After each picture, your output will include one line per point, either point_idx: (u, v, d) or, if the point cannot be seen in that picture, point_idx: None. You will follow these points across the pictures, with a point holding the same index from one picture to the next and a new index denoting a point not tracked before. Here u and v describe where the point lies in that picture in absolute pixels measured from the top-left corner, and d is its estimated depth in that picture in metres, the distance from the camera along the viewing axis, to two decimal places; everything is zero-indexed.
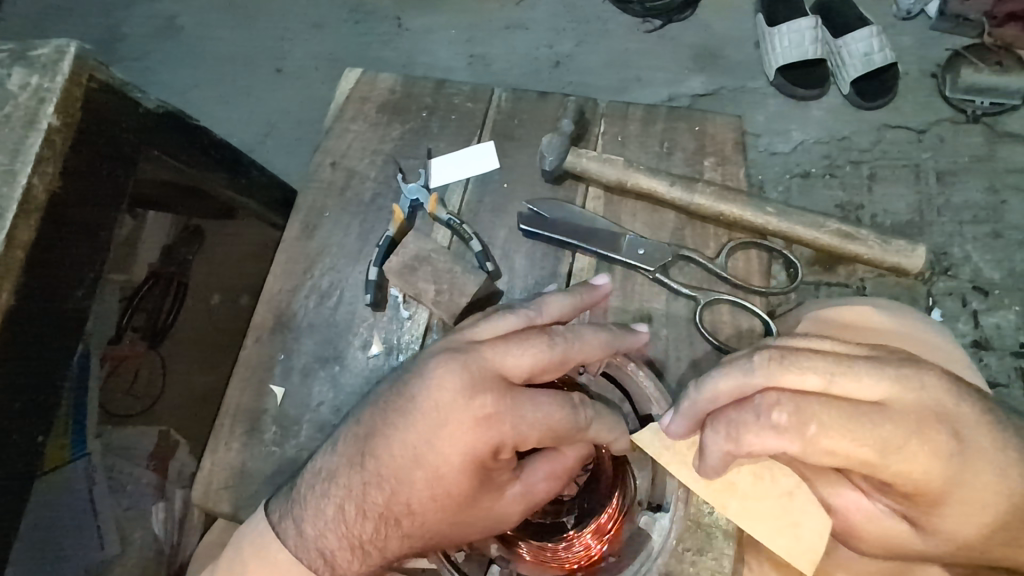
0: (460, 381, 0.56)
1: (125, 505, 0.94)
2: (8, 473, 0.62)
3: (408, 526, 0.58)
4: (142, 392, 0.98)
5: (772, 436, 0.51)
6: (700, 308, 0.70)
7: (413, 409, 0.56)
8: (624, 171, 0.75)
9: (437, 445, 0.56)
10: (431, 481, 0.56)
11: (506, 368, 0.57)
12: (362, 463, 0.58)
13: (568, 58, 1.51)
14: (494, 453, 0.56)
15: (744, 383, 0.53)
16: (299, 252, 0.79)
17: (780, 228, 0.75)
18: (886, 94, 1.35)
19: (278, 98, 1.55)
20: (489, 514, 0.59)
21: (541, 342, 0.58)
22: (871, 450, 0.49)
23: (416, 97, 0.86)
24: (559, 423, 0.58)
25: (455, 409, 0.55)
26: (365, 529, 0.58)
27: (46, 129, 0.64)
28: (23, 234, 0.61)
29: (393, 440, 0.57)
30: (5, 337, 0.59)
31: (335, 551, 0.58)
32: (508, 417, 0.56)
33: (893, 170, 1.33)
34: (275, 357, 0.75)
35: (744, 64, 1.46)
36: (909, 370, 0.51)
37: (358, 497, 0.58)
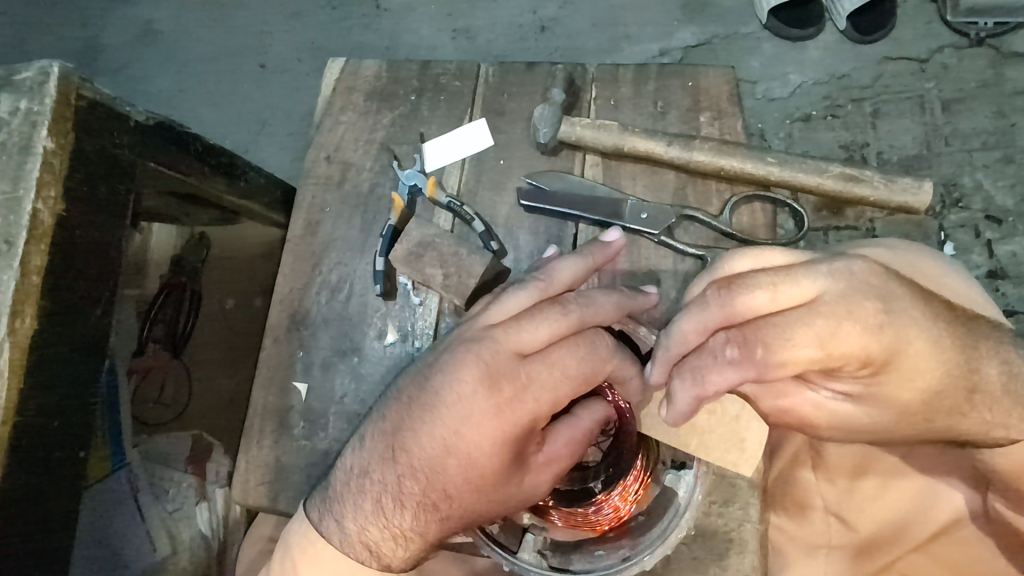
0: (478, 372, 0.58)
1: (170, 509, 0.95)
2: (58, 492, 0.64)
3: (446, 510, 0.60)
4: (171, 399, 1.04)
5: (731, 369, 0.53)
6: (707, 266, 0.69)
7: (437, 403, 0.59)
8: (620, 135, 0.74)
9: (465, 432, 0.58)
10: (464, 462, 0.59)
11: (523, 345, 0.60)
12: (393, 458, 0.60)
13: (554, 22, 1.47)
14: (523, 426, 0.58)
15: (704, 318, 0.54)
16: (305, 250, 0.80)
17: (783, 178, 0.72)
18: (885, 26, 1.31)
19: (265, 94, 1.54)
20: (521, 490, 0.60)
21: (556, 311, 0.60)
22: (816, 348, 0.51)
23: (403, 82, 0.85)
24: (579, 369, 0.59)
25: (478, 394, 0.58)
26: (405, 517, 0.60)
27: (43, 154, 0.64)
28: (36, 259, 0.62)
29: (421, 432, 0.59)
30: (34, 360, 0.61)
31: (379, 541, 0.61)
32: (528, 395, 0.58)
33: (897, 104, 1.29)
34: (295, 354, 0.77)
35: (734, 9, 1.42)
36: (840, 265, 0.54)
37: (394, 490, 0.60)
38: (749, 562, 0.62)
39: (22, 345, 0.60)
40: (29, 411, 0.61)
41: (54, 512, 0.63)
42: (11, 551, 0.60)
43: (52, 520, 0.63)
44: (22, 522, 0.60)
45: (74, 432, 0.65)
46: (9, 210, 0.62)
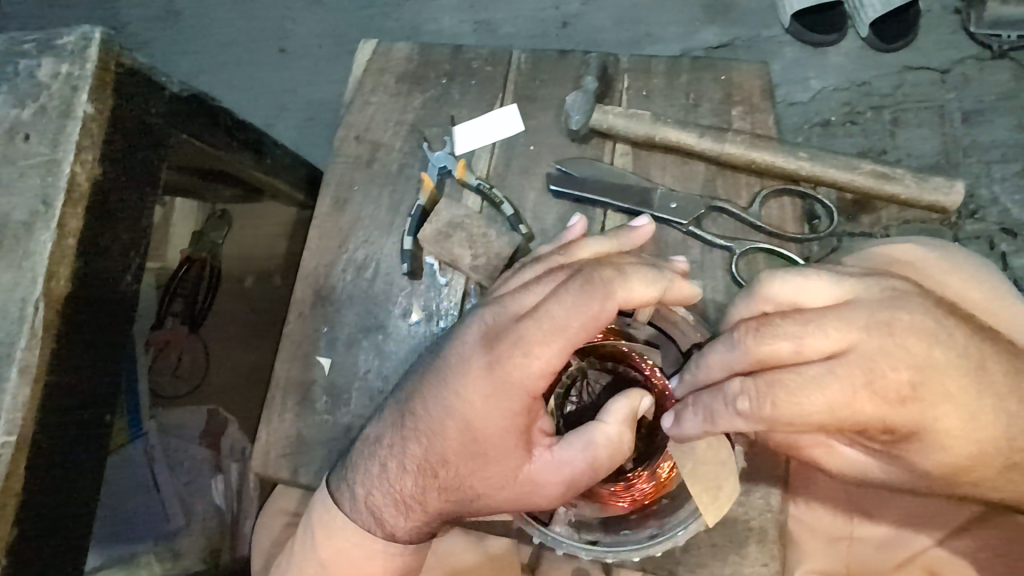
0: (480, 334, 0.59)
1: (184, 480, 0.96)
2: (85, 458, 0.63)
3: (445, 480, 0.61)
4: (187, 373, 1.05)
5: (741, 421, 0.52)
6: (735, 258, 0.70)
7: (443, 368, 0.60)
8: (652, 125, 0.74)
9: (465, 397, 0.58)
10: (463, 431, 0.59)
11: (526, 306, 0.59)
12: (398, 422, 0.62)
13: (576, 18, 1.48)
14: (520, 400, 0.57)
15: (728, 356, 0.53)
16: (332, 227, 0.81)
17: (814, 173, 0.71)
18: (908, 34, 1.31)
19: (286, 78, 1.54)
20: (517, 470, 0.59)
21: (562, 274, 0.60)
22: (826, 416, 0.49)
23: (434, 65, 0.86)
24: (574, 316, 0.55)
25: (475, 356, 0.58)
26: (406, 483, 0.62)
27: (82, 118, 0.64)
28: (72, 222, 0.62)
29: (424, 397, 0.61)
30: (68, 323, 0.62)
31: (381, 507, 0.63)
32: (520, 352, 0.56)
33: (917, 113, 1.30)
34: (319, 330, 0.78)
35: (757, 12, 1.42)
36: (882, 321, 0.50)
37: (398, 454, 0.62)
38: (770, 550, 0.63)
39: (56, 305, 0.60)
40: (60, 371, 0.61)
41: (81, 476, 0.63)
42: (39, 513, 0.59)
43: (76, 486, 0.63)
44: (51, 483, 0.60)
45: (102, 397, 0.65)
46: (47, 171, 0.63)
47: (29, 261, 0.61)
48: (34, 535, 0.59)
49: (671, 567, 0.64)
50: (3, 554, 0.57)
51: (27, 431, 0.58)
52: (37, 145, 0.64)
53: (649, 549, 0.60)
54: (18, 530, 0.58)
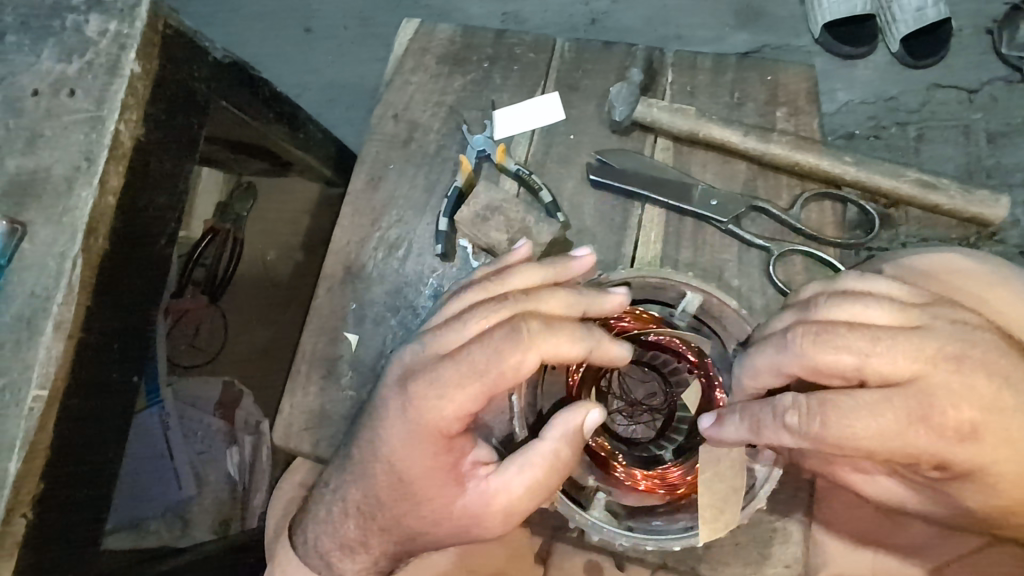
0: (398, 378, 0.57)
1: (198, 450, 0.96)
2: (109, 418, 0.63)
3: (383, 520, 0.61)
4: (204, 345, 1.07)
5: (787, 435, 0.51)
6: (772, 259, 0.70)
7: (368, 412, 0.59)
8: (697, 120, 0.74)
9: (388, 440, 0.57)
10: (395, 472, 0.58)
11: (448, 347, 0.56)
12: (337, 463, 0.63)
13: (605, 15, 1.47)
14: (439, 439, 0.56)
15: (779, 362, 0.52)
16: (365, 204, 0.80)
17: (858, 179, 0.70)
18: (939, 52, 1.31)
19: (311, 58, 1.53)
20: (449, 509, 0.59)
21: (488, 308, 0.56)
22: (876, 442, 0.48)
23: (477, 49, 0.85)
24: (496, 361, 0.53)
25: (393, 399, 0.57)
26: (350, 525, 0.62)
27: (128, 76, 0.63)
28: (114, 180, 0.61)
29: (356, 439, 0.61)
30: (102, 283, 0.61)
31: (329, 549, 0.64)
32: (437, 397, 0.54)
33: (942, 131, 1.30)
34: (348, 306, 0.77)
35: (788, 21, 1.42)
36: (952, 354, 0.48)
37: (340, 499, 0.62)
38: (795, 551, 0.63)
39: (93, 263, 0.60)
40: (93, 330, 0.60)
41: (104, 439, 0.62)
42: (63, 472, 0.59)
43: (96, 447, 0.62)
44: (75, 443, 0.60)
45: (130, 359, 0.65)
46: (90, 128, 0.62)
47: (68, 217, 0.60)
48: (57, 493, 0.59)
49: (692, 564, 0.64)
50: (29, 508, 0.56)
51: (59, 387, 0.57)
52: (81, 102, 0.63)
53: (692, 538, 0.57)
54: (44, 485, 0.57)
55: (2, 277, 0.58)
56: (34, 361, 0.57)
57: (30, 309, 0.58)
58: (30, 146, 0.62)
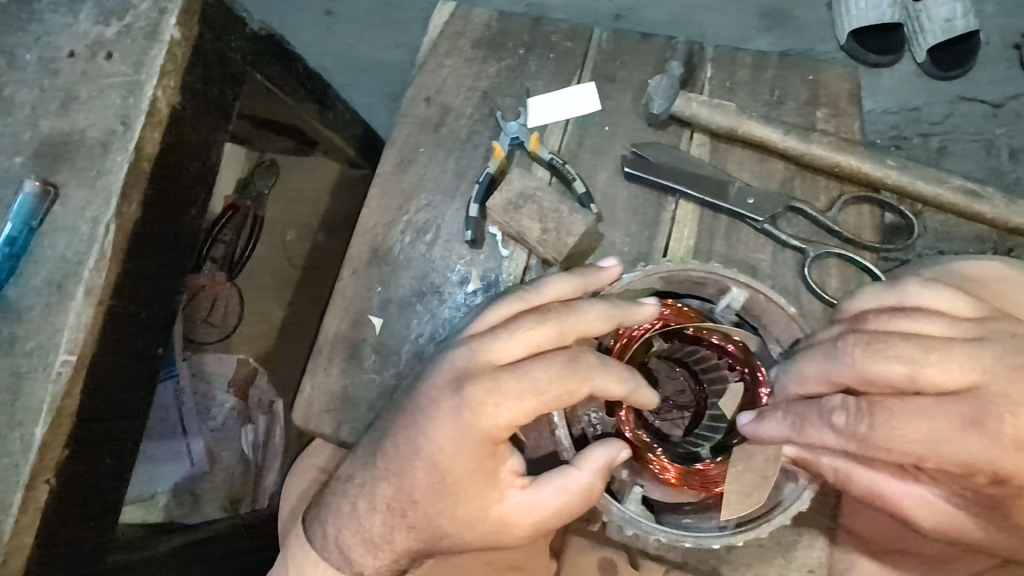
0: (449, 375, 0.56)
1: (212, 427, 0.96)
2: (134, 388, 0.62)
3: (412, 519, 0.58)
4: (219, 321, 1.08)
5: (831, 435, 0.51)
6: (808, 261, 0.69)
7: (412, 406, 0.57)
8: (737, 117, 0.73)
9: (432, 434, 0.56)
10: (435, 468, 0.56)
11: (497, 357, 0.55)
12: (366, 455, 0.59)
13: (630, 12, 1.45)
14: (487, 442, 0.55)
15: (828, 367, 0.51)
16: (393, 187, 0.79)
17: (900, 183, 0.70)
18: (966, 64, 1.30)
19: (327, 41, 1.50)
20: (485, 514, 0.57)
21: (535, 318, 0.56)
22: (925, 447, 0.48)
23: (513, 34, 0.84)
24: (555, 384, 0.53)
25: (447, 398, 0.55)
26: (376, 521, 0.58)
27: (168, 42, 0.62)
28: (150, 146, 0.60)
29: (394, 432, 0.58)
30: (134, 249, 0.60)
31: (350, 545, 0.60)
32: (493, 401, 0.53)
33: (964, 144, 1.29)
34: (373, 289, 0.76)
35: (815, 26, 1.40)
36: (1011, 364, 0.48)
37: (369, 492, 0.59)
38: (819, 555, 0.62)
39: (126, 229, 0.59)
40: (122, 297, 0.59)
41: (128, 409, 0.62)
42: (84, 441, 0.58)
43: (114, 419, 0.60)
44: (99, 411, 0.59)
45: (156, 329, 0.63)
46: (129, 92, 0.61)
47: (103, 181, 0.59)
48: (79, 463, 0.58)
49: (714, 564, 0.64)
50: (53, 474, 0.56)
51: (87, 353, 0.57)
52: (119, 66, 0.62)
53: (733, 536, 0.55)
54: (68, 451, 0.57)
55: (33, 240, 0.58)
56: (64, 325, 0.56)
57: (61, 273, 0.57)
58: (64, 108, 0.61)
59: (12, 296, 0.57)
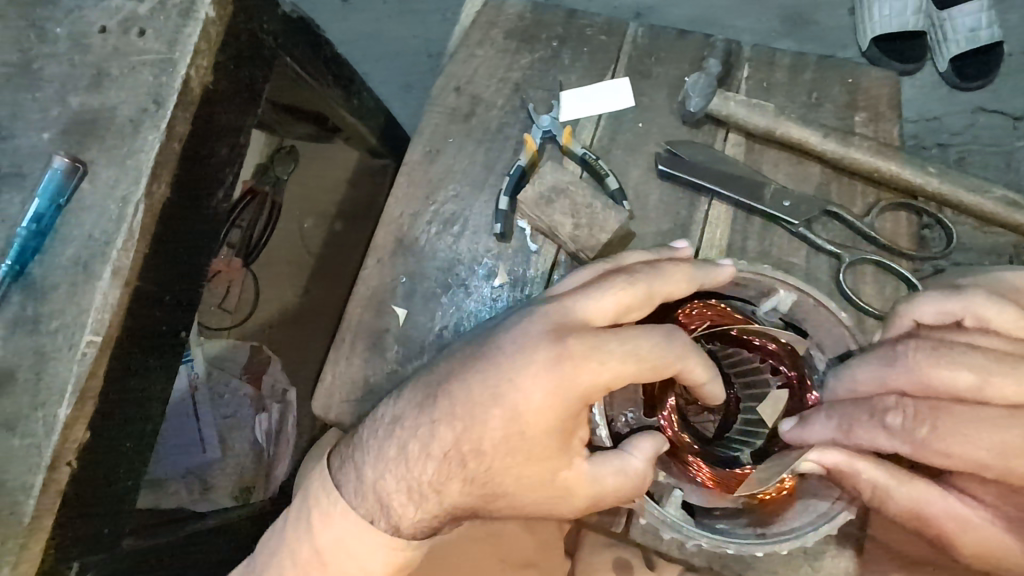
0: (547, 325, 0.54)
1: (224, 414, 0.93)
2: (158, 371, 0.61)
3: (472, 470, 0.55)
4: (234, 307, 1.08)
5: (884, 436, 0.51)
6: (844, 267, 0.68)
7: (497, 351, 0.55)
8: (775, 118, 0.71)
9: (519, 382, 0.53)
10: (509, 423, 0.54)
11: (588, 314, 0.55)
12: (428, 400, 0.56)
13: (650, 10, 1.42)
14: (577, 404, 0.53)
15: (885, 371, 0.52)
16: (421, 176, 0.77)
17: (939, 191, 0.69)
18: (989, 76, 1.27)
19: (342, 28, 1.48)
20: (554, 475, 0.56)
21: (623, 280, 0.56)
22: (991, 455, 0.48)
23: (546, 26, 0.82)
24: (651, 354, 0.53)
25: (540, 349, 0.53)
26: (428, 470, 0.55)
27: (202, 20, 0.60)
28: (181, 126, 0.59)
29: (469, 377, 0.55)
30: (161, 231, 0.58)
31: (390, 494, 0.56)
32: (593, 358, 0.52)
33: (984, 156, 1.27)
34: (397, 279, 0.74)
35: (837, 31, 1.38)
36: None
37: (425, 437, 0.55)
38: (846, 564, 0.62)
39: (155, 210, 0.57)
40: (149, 279, 0.58)
41: (150, 393, 0.60)
42: (104, 425, 0.56)
43: (135, 403, 0.59)
44: (121, 394, 0.57)
45: (180, 312, 0.62)
46: (161, 69, 0.60)
47: (133, 160, 0.58)
48: (98, 446, 0.56)
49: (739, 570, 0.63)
50: (74, 457, 0.54)
51: (113, 334, 0.55)
52: (152, 43, 0.60)
53: (772, 544, 0.54)
54: (91, 434, 0.55)
55: (60, 217, 0.56)
56: (90, 306, 0.55)
57: (88, 253, 0.56)
58: (95, 84, 0.60)
59: (38, 273, 0.56)
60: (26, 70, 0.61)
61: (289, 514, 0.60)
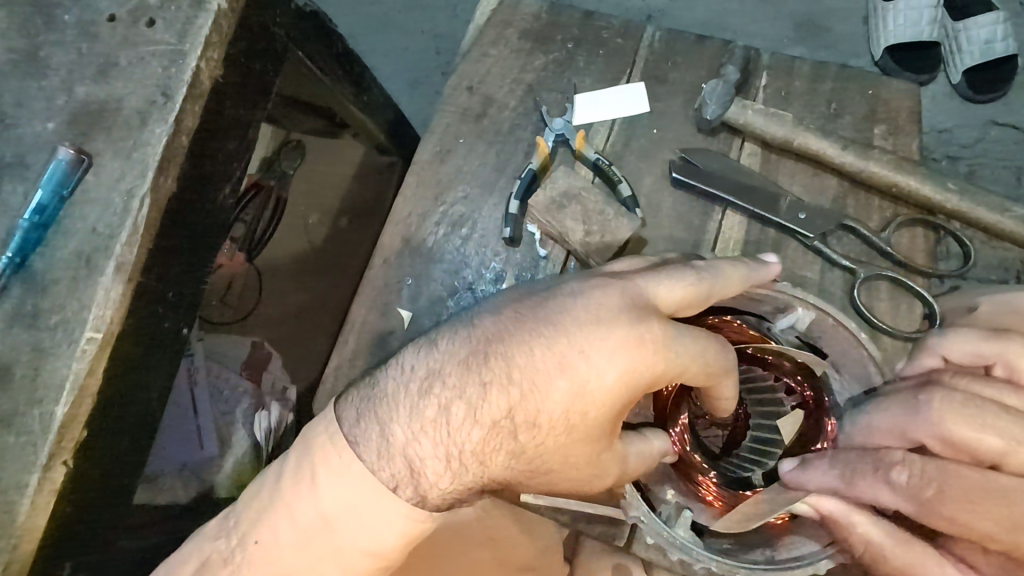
0: (622, 304, 0.54)
1: (223, 411, 0.93)
2: (157, 368, 0.59)
3: (520, 442, 0.54)
4: (235, 301, 1.03)
5: (886, 491, 0.50)
6: (859, 282, 0.67)
7: (566, 320, 0.53)
8: (794, 129, 0.70)
9: (590, 357, 0.52)
10: (569, 401, 0.52)
11: (655, 301, 0.55)
12: (482, 364, 0.53)
13: (661, 13, 1.41)
14: (639, 389, 0.53)
15: (904, 422, 0.51)
16: (430, 176, 0.76)
17: (959, 208, 0.68)
18: (1002, 88, 1.26)
19: (350, 21, 1.46)
20: (598, 455, 0.55)
21: (689, 273, 0.55)
22: (1003, 530, 0.45)
23: (562, 27, 0.81)
24: (713, 362, 0.55)
25: (617, 330, 0.52)
26: (471, 438, 0.53)
27: (215, 12, 0.59)
28: (189, 119, 0.58)
29: (534, 346, 0.53)
30: (166, 227, 0.57)
31: (424, 461, 0.53)
32: (667, 346, 0.53)
33: (995, 170, 1.24)
34: (403, 280, 0.73)
35: (850, 39, 1.36)
36: None
37: (474, 401, 0.53)
38: None
39: (160, 205, 0.56)
40: (151, 275, 0.56)
41: (150, 391, 0.59)
42: (100, 422, 0.55)
43: (133, 401, 0.57)
44: (118, 391, 0.56)
45: (184, 308, 0.61)
46: (171, 61, 0.58)
47: (139, 152, 0.56)
48: (94, 445, 0.55)
49: None
50: (71, 454, 0.53)
51: (114, 331, 0.54)
52: (162, 33, 0.59)
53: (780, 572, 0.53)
54: (88, 432, 0.54)
55: (62, 209, 0.55)
56: (91, 301, 0.54)
57: (90, 247, 0.55)
58: (103, 74, 0.59)
59: (39, 266, 0.55)
60: (33, 58, 0.60)
61: (286, 474, 0.54)
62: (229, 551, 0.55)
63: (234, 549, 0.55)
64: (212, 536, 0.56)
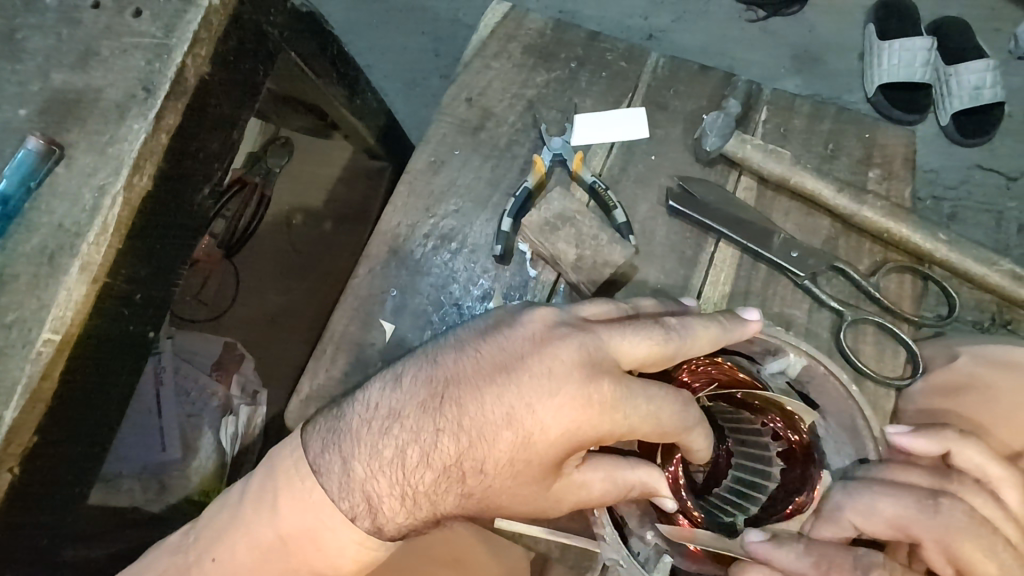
0: (579, 357, 0.52)
1: (189, 412, 0.88)
2: (116, 374, 0.56)
3: (471, 486, 0.52)
4: (209, 300, 1.06)
5: None
6: (846, 325, 0.67)
7: (523, 368, 0.52)
8: (790, 167, 0.70)
9: (540, 409, 0.51)
10: (515, 450, 0.51)
11: (616, 356, 0.53)
12: (439, 408, 0.51)
13: (662, 34, 1.41)
14: (589, 443, 0.52)
15: (910, 518, 0.51)
16: (422, 187, 0.74)
17: (949, 259, 0.68)
18: (988, 134, 1.28)
19: (348, 16, 1.43)
20: (549, 500, 0.54)
21: (655, 330, 0.54)
22: None
23: (567, 46, 0.80)
24: (667, 422, 0.53)
25: (567, 386, 0.51)
26: (423, 479, 0.51)
27: (206, 8, 0.57)
28: (170, 118, 0.55)
29: (487, 394, 0.51)
30: (138, 229, 0.54)
31: (382, 498, 0.51)
32: (620, 404, 0.51)
33: (976, 214, 1.27)
34: (388, 292, 0.70)
35: (844, 75, 1.37)
36: None
37: (428, 443, 0.51)
38: None
39: (133, 203, 0.53)
40: (121, 276, 0.53)
41: (109, 397, 0.56)
42: (50, 430, 0.51)
43: (84, 407, 0.54)
44: (69, 395, 0.52)
45: (154, 308, 0.58)
46: (155, 55, 0.56)
47: (115, 149, 0.54)
48: (42, 453, 0.51)
49: None
50: (18, 462, 0.50)
51: (73, 333, 0.51)
52: (148, 25, 0.57)
53: None
54: (37, 439, 0.51)
55: (28, 201, 0.52)
56: (52, 301, 0.51)
57: (55, 243, 0.52)
58: (82, 63, 0.56)
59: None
60: (9, 40, 0.57)
61: (249, 494, 0.52)
62: (187, 566, 0.52)
63: (191, 564, 0.52)
64: (173, 550, 0.53)
